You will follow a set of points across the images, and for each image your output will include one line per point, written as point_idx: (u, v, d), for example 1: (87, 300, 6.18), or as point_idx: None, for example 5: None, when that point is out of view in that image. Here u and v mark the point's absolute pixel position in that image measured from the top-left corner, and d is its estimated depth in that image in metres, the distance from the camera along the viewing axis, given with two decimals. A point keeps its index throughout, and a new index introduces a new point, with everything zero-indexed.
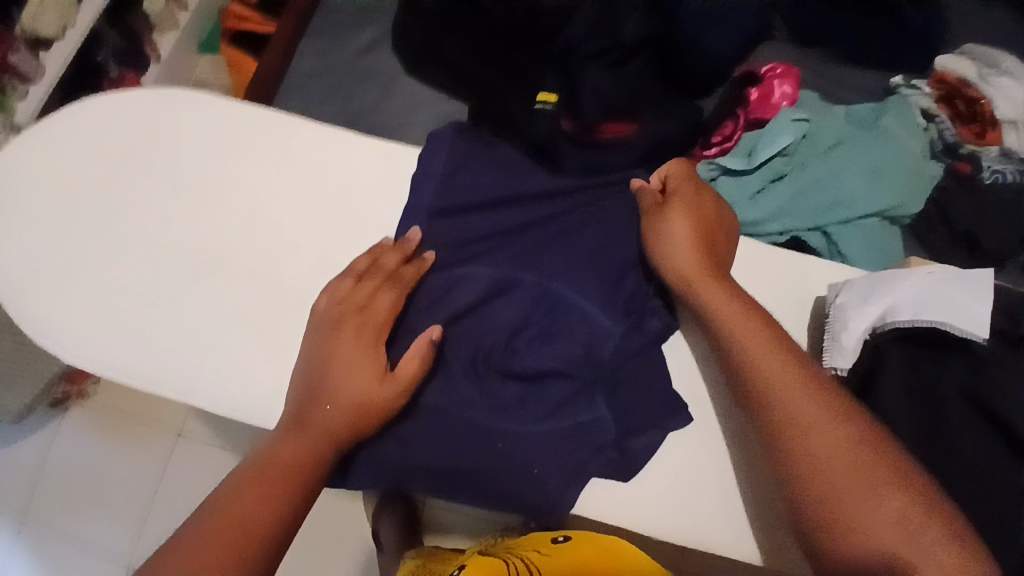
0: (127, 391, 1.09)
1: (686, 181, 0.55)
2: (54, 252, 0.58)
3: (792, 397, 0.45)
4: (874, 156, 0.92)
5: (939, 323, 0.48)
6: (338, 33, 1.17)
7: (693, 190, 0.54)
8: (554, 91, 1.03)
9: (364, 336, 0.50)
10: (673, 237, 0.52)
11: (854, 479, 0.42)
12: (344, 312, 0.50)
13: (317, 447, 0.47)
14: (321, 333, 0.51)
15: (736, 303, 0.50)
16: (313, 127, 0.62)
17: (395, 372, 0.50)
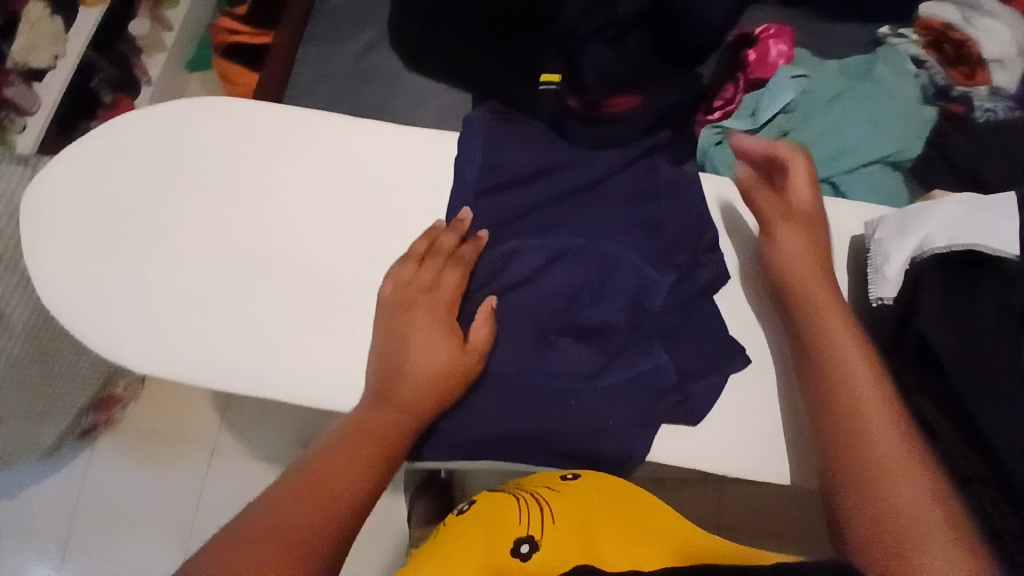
0: (154, 416, 1.11)
1: (806, 186, 0.55)
2: (108, 267, 0.60)
3: (854, 382, 0.48)
4: (873, 105, 0.95)
5: (973, 244, 0.51)
6: (337, 37, 1.18)
7: (807, 203, 0.55)
8: (556, 73, 1.03)
9: (435, 313, 0.52)
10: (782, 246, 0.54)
11: (892, 467, 0.44)
12: (413, 294, 0.53)
13: (404, 420, 0.50)
14: (392, 314, 0.53)
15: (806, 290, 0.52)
16: (352, 125, 0.64)
17: (469, 345, 0.52)
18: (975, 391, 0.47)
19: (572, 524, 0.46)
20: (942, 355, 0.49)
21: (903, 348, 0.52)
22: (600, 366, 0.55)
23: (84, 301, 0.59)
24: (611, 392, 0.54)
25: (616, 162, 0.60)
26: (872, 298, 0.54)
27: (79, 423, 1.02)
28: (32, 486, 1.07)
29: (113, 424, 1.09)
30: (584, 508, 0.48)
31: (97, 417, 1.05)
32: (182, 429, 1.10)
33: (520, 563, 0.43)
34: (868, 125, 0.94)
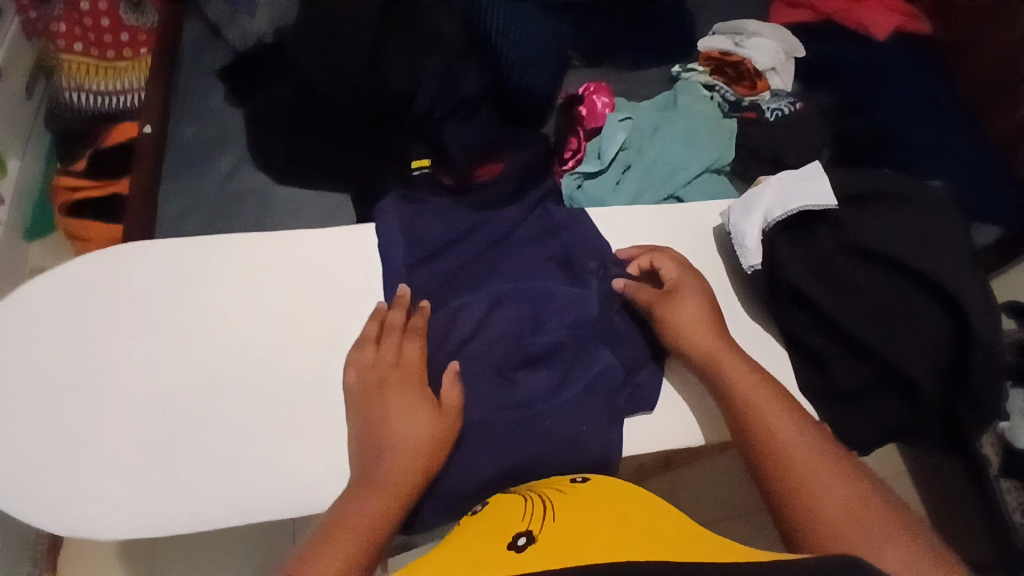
0: None
1: (673, 266, 0.65)
2: (50, 442, 0.58)
3: (769, 413, 0.56)
4: (688, 127, 1.16)
5: (802, 205, 0.65)
6: (194, 170, 1.22)
7: (685, 276, 0.64)
8: (424, 156, 1.17)
9: (408, 386, 0.57)
10: (679, 310, 0.62)
11: (819, 478, 0.52)
12: (381, 373, 0.58)
13: (396, 496, 0.53)
14: (368, 396, 0.57)
15: (711, 338, 0.61)
16: (269, 239, 0.68)
17: (444, 405, 0.57)
18: (832, 309, 0.63)
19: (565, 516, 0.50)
20: (808, 290, 0.63)
21: (780, 297, 0.66)
22: (559, 380, 0.62)
23: (31, 483, 0.57)
24: (576, 405, 0.60)
25: (516, 215, 0.70)
26: (747, 267, 0.66)
27: None
28: None
29: None
30: (581, 504, 0.52)
31: None
32: None
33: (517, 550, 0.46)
34: (690, 144, 1.14)
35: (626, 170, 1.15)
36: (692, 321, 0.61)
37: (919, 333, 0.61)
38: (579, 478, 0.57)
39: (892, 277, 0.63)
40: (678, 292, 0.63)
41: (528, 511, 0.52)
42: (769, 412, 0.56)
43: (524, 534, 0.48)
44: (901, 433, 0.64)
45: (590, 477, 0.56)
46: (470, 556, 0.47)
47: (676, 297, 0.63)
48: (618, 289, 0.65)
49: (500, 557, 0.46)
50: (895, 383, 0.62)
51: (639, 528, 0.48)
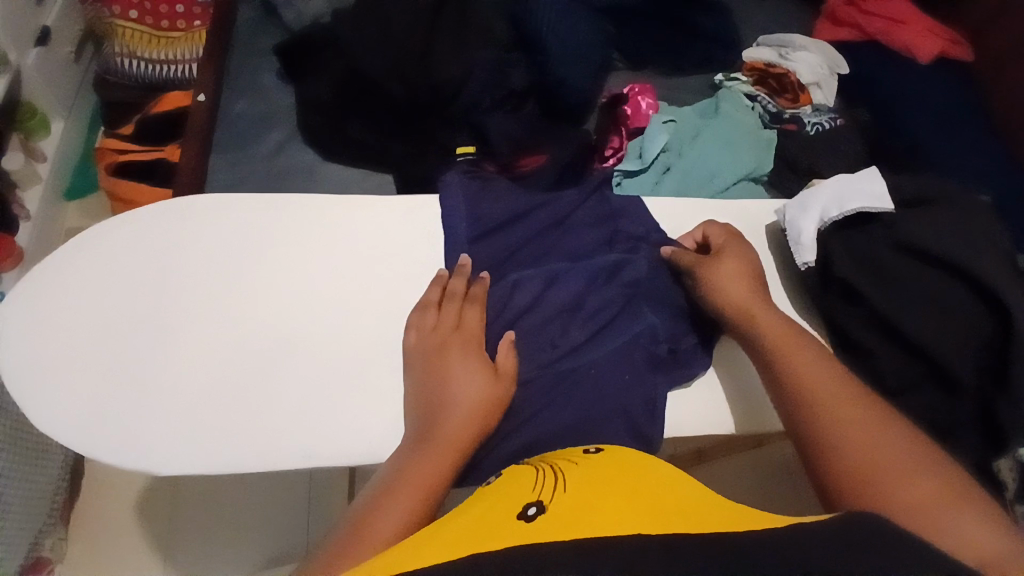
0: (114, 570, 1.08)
1: (724, 235, 0.66)
2: (115, 377, 0.60)
3: (821, 381, 0.54)
4: (729, 134, 1.17)
5: (861, 206, 0.67)
6: (245, 141, 1.25)
7: (734, 244, 0.65)
8: (468, 144, 1.18)
9: (470, 353, 0.58)
10: (723, 270, 0.62)
11: (883, 449, 0.50)
12: (442, 336, 0.59)
13: (456, 450, 0.53)
14: (428, 356, 0.59)
15: (763, 307, 0.60)
16: (334, 204, 0.70)
17: (501, 370, 0.58)
18: (881, 306, 0.64)
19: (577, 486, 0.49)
20: (857, 286, 0.65)
21: (830, 291, 0.67)
22: (601, 341, 0.62)
23: (93, 419, 0.58)
24: (631, 386, 0.60)
25: (577, 198, 0.71)
26: (801, 263, 0.68)
27: None
28: None
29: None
30: (589, 477, 0.50)
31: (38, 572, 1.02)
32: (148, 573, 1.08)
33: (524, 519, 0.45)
34: (730, 149, 1.16)
35: (666, 172, 1.17)
36: (734, 288, 0.61)
37: (966, 332, 0.62)
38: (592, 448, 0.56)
39: (944, 277, 0.63)
40: (721, 255, 0.64)
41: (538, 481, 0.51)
42: (840, 402, 0.53)
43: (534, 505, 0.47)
44: (948, 434, 0.64)
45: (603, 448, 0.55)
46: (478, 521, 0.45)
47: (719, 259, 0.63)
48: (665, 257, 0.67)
49: (508, 525, 0.44)
50: (940, 380, 0.63)
51: (663, 505, 0.47)
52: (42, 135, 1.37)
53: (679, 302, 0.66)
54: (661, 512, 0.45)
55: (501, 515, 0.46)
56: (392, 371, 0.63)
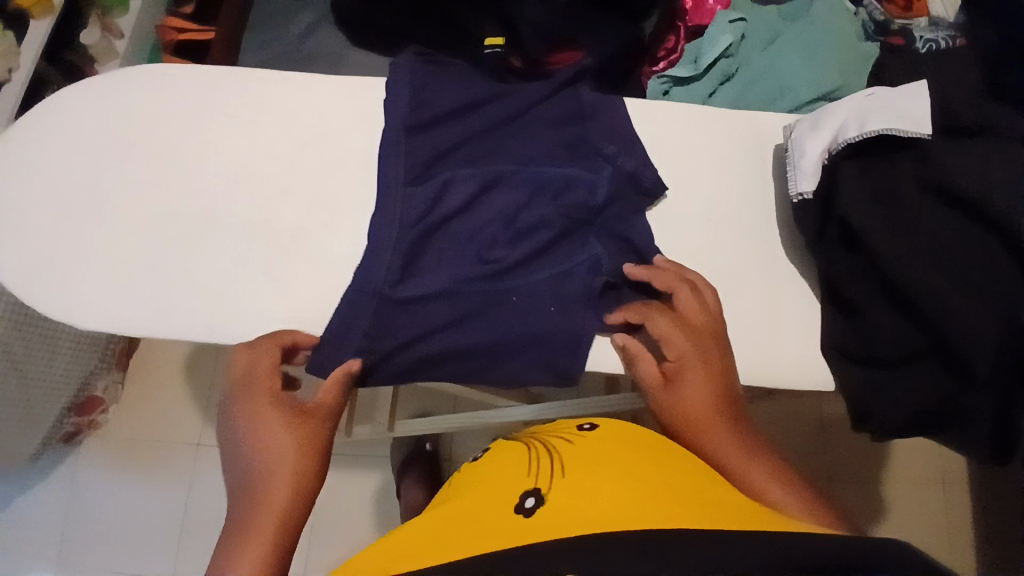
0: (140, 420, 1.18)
1: (675, 334, 0.53)
2: (46, 241, 0.60)
3: (694, 394, 0.51)
4: (810, 40, 1.00)
5: (887, 128, 0.52)
6: (278, 18, 1.21)
7: (694, 346, 0.53)
8: (497, 34, 1.08)
9: (292, 410, 0.51)
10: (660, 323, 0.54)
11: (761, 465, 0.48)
12: (252, 382, 0.53)
13: (286, 500, 0.47)
14: (241, 417, 0.52)
15: (664, 320, 0.54)
16: (280, 79, 0.65)
17: (315, 407, 0.52)
18: (891, 256, 0.51)
19: (570, 465, 0.47)
20: (868, 230, 0.52)
21: (827, 232, 0.55)
22: (534, 262, 0.56)
23: (26, 278, 0.58)
24: (553, 313, 0.55)
25: (540, 93, 0.61)
26: (793, 194, 0.55)
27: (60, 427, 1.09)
28: (12, 500, 1.13)
29: (96, 428, 1.16)
30: (588, 455, 0.48)
31: (79, 421, 1.12)
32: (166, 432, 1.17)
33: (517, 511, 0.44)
34: (805, 59, 0.98)
35: (724, 82, 1.03)
36: (698, 405, 0.51)
37: (996, 311, 0.48)
38: (586, 426, 0.54)
39: (984, 233, 0.50)
40: (684, 372, 0.52)
41: (533, 464, 0.49)
42: (748, 462, 0.48)
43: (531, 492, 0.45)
44: (940, 421, 0.52)
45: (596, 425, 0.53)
46: (469, 516, 0.45)
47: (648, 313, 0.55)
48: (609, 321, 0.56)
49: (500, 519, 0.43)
50: (943, 357, 0.51)
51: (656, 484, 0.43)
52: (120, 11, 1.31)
53: (632, 232, 0.58)
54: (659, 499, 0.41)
55: (497, 509, 0.45)
56: (320, 260, 0.60)
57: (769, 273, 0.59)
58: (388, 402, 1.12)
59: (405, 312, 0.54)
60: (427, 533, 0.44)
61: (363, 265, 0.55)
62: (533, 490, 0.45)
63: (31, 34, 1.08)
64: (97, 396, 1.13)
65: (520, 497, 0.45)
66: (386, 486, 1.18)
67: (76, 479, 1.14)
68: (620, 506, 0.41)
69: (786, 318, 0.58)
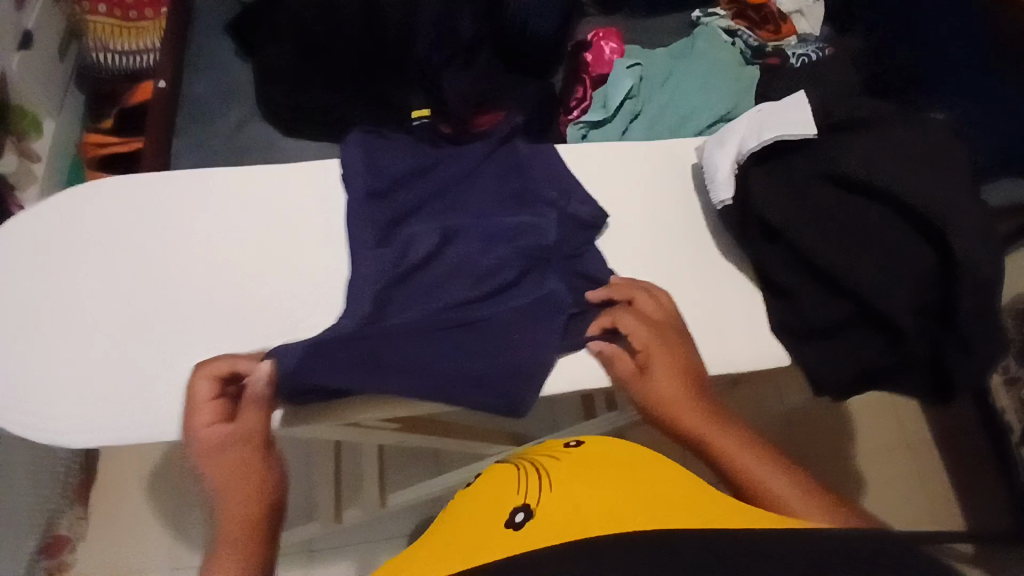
0: (111, 547, 1.14)
1: (640, 327, 0.59)
2: (27, 361, 0.61)
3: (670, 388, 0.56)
4: (699, 74, 1.14)
5: (777, 137, 0.61)
6: (208, 120, 1.25)
7: (658, 339, 0.59)
8: (424, 106, 1.17)
9: (229, 444, 0.51)
10: (628, 325, 0.59)
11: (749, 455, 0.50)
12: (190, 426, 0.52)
13: (245, 534, 0.49)
14: (190, 459, 0.52)
15: (631, 319, 0.59)
16: (235, 172, 0.69)
17: (250, 433, 0.53)
18: (812, 242, 0.59)
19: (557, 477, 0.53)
20: (787, 224, 0.60)
21: (750, 231, 0.63)
22: (503, 297, 0.61)
23: (3, 399, 0.59)
24: (527, 343, 0.59)
25: (483, 150, 0.68)
26: (716, 202, 0.64)
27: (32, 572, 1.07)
28: None
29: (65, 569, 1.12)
30: (575, 467, 0.54)
31: (48, 563, 1.10)
32: (139, 554, 1.14)
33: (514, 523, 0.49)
34: (699, 91, 1.12)
35: (634, 119, 1.14)
36: (670, 393, 0.56)
37: (905, 278, 0.57)
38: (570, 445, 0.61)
39: (885, 214, 0.59)
40: (657, 365, 0.57)
41: (523, 484, 0.55)
42: (735, 453, 0.50)
43: (520, 509, 0.51)
44: (883, 375, 0.60)
45: (581, 444, 0.60)
46: (468, 536, 0.50)
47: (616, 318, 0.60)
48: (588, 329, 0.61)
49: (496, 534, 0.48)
50: (871, 320, 0.59)
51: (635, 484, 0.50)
52: (35, 135, 1.40)
53: (587, 261, 0.64)
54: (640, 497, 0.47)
55: (492, 524, 0.50)
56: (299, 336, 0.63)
57: (712, 274, 0.66)
58: (376, 477, 1.13)
59: (382, 358, 0.55)
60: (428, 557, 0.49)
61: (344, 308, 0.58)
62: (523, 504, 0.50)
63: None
64: (62, 535, 1.12)
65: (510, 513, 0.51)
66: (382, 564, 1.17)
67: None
68: (603, 501, 0.47)
69: (737, 310, 0.64)
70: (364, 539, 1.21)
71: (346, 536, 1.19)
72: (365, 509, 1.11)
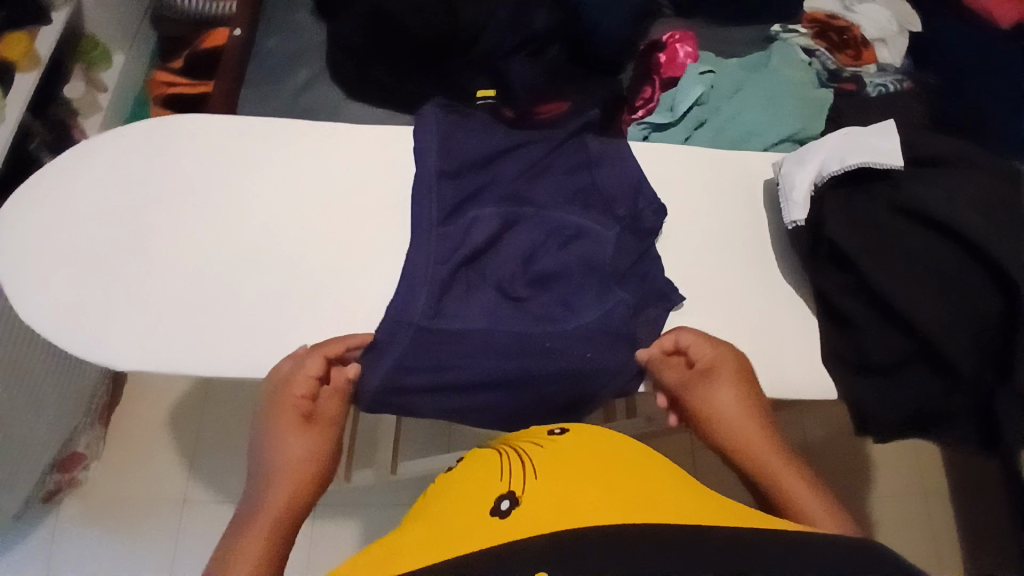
0: (122, 476, 1.20)
1: (704, 344, 0.59)
2: (92, 286, 0.63)
3: (743, 421, 0.54)
4: (771, 90, 1.11)
5: (865, 162, 0.60)
6: (277, 76, 1.26)
7: (706, 379, 0.57)
8: (490, 89, 1.15)
9: (302, 425, 0.56)
10: (710, 367, 0.57)
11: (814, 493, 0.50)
12: (280, 404, 0.56)
13: (282, 513, 0.51)
14: (269, 423, 0.56)
15: (720, 354, 0.58)
16: (308, 131, 0.72)
17: (321, 420, 0.57)
18: (880, 274, 0.58)
19: (545, 461, 0.49)
20: (845, 245, 0.59)
21: (818, 254, 0.62)
22: (561, 305, 0.60)
23: (62, 319, 0.62)
24: (583, 359, 0.57)
25: (553, 140, 0.68)
26: (788, 222, 0.62)
27: (44, 485, 1.10)
28: None
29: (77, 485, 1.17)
30: (561, 453, 0.50)
31: (60, 478, 1.12)
32: (148, 484, 1.19)
33: (500, 516, 0.44)
34: (770, 107, 1.09)
35: (699, 126, 1.12)
36: (739, 424, 0.54)
37: (968, 322, 0.56)
38: (559, 429, 0.55)
39: (970, 255, 0.56)
40: (712, 377, 0.57)
41: (505, 468, 0.51)
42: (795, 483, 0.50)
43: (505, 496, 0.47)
44: (937, 419, 0.58)
45: (567, 427, 0.55)
46: (453, 524, 0.45)
47: (688, 350, 0.59)
48: (641, 359, 0.59)
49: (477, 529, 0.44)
50: (930, 361, 0.58)
51: (635, 477, 0.46)
52: (104, 67, 1.43)
53: (645, 271, 0.63)
54: (641, 496, 0.43)
55: (474, 513, 0.45)
56: (358, 298, 0.65)
57: (770, 295, 0.65)
58: (390, 444, 1.13)
59: (435, 345, 0.57)
60: (406, 538, 0.46)
61: (402, 295, 0.59)
62: (509, 492, 0.46)
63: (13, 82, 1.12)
64: (79, 452, 1.15)
65: (494, 501, 0.46)
66: (379, 527, 1.20)
67: (54, 547, 1.13)
68: (599, 499, 0.43)
69: (786, 335, 0.64)
70: (368, 501, 1.22)
71: (357, 494, 1.22)
72: (376, 473, 1.13)
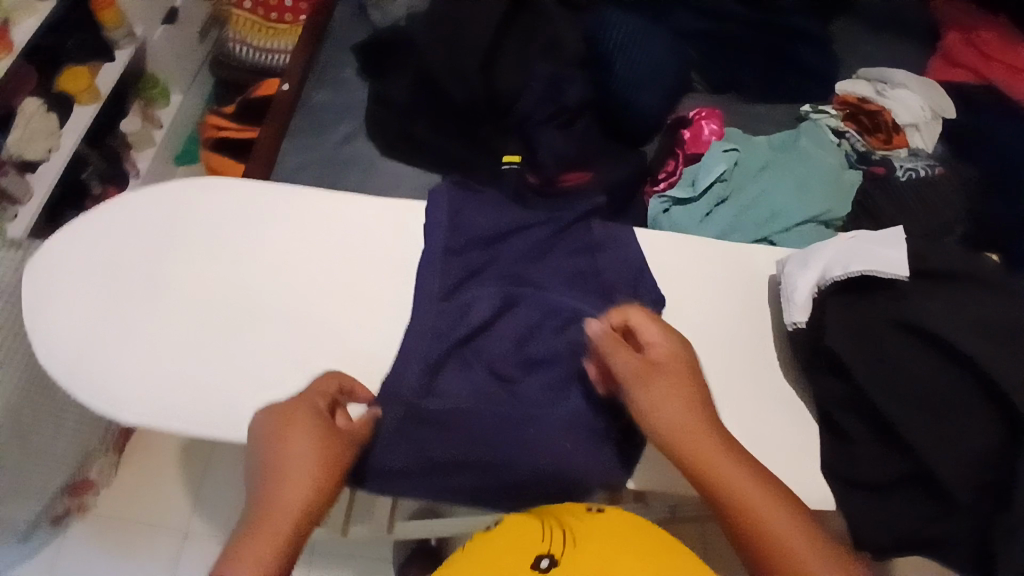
0: (127, 503, 1.20)
1: (655, 327, 0.55)
2: (102, 329, 0.66)
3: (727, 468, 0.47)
4: (798, 173, 1.11)
5: (867, 269, 0.59)
6: (320, 128, 1.31)
7: (659, 357, 0.53)
8: (517, 153, 1.17)
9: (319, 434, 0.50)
10: (664, 347, 0.54)
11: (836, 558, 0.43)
12: (296, 414, 0.51)
13: (300, 521, 0.45)
14: (279, 427, 0.50)
15: (677, 343, 0.54)
16: (326, 197, 0.74)
17: (341, 434, 0.52)
18: (875, 390, 0.58)
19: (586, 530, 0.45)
20: (841, 353, 0.59)
21: (817, 360, 0.62)
22: (550, 392, 0.60)
23: (70, 357, 0.65)
24: (564, 449, 0.57)
25: (559, 223, 0.69)
26: (787, 322, 0.62)
27: (52, 507, 1.10)
28: None
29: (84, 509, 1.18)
30: (604, 526, 0.45)
31: (69, 501, 1.13)
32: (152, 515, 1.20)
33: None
34: (797, 190, 1.09)
35: (720, 202, 1.11)
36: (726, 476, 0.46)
37: (963, 452, 0.54)
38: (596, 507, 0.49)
39: (969, 383, 0.55)
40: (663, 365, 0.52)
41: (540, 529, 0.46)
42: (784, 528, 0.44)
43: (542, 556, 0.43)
44: (930, 546, 0.56)
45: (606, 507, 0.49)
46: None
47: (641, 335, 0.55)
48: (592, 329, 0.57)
49: None
50: (925, 487, 0.56)
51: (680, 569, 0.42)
52: (162, 103, 1.53)
53: None
54: None
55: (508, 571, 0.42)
56: (354, 364, 0.66)
57: (770, 394, 0.65)
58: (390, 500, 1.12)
59: (425, 422, 0.58)
60: None
61: (395, 371, 0.60)
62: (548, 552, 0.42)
63: (73, 115, 1.20)
64: (90, 478, 1.15)
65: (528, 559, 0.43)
66: None
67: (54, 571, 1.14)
68: None
69: (784, 437, 0.63)
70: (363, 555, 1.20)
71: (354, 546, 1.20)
72: (372, 528, 1.11)
